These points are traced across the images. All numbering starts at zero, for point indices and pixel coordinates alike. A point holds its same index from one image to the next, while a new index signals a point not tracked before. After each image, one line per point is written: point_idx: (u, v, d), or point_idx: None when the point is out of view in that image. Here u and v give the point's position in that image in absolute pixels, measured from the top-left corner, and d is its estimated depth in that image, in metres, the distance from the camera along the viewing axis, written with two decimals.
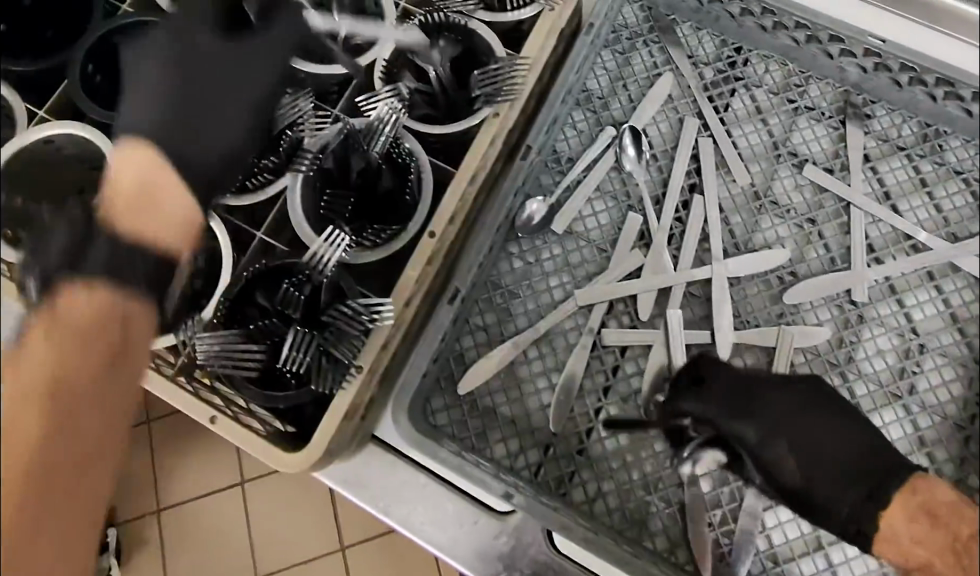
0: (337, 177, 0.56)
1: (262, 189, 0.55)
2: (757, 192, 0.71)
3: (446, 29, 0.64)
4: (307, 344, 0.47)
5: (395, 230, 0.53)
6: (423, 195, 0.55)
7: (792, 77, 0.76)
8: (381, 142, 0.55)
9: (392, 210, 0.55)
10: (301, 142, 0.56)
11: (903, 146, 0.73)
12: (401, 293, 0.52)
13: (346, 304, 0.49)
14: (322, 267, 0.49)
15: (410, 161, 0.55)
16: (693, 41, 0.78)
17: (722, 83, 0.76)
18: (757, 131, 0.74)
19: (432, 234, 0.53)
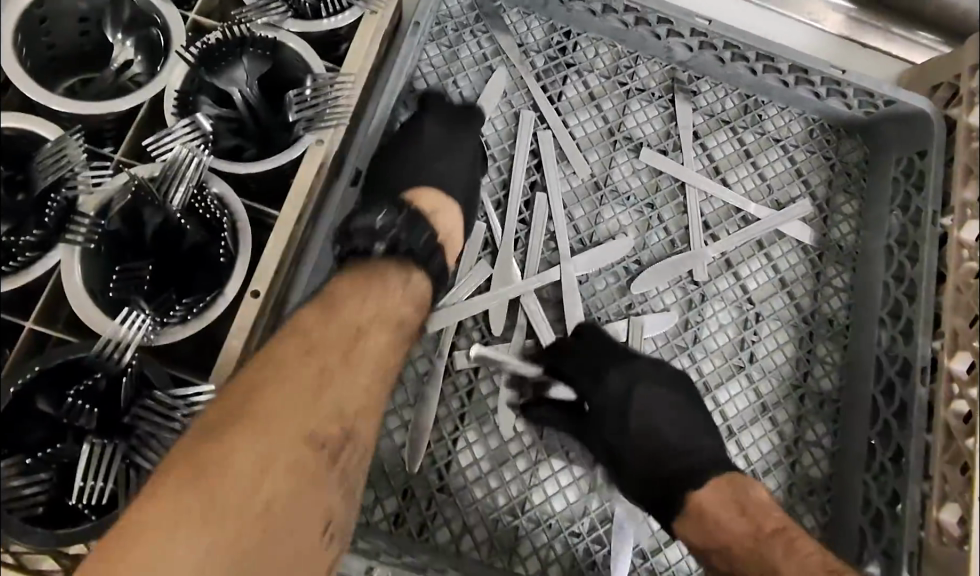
0: (128, 238, 0.51)
1: (25, 269, 0.48)
2: (597, 181, 0.70)
3: (248, 43, 0.56)
4: (107, 463, 0.46)
5: (206, 301, 0.49)
6: (240, 250, 0.51)
7: (621, 58, 0.76)
8: (180, 195, 0.50)
9: (203, 267, 0.51)
10: (73, 205, 0.49)
11: (728, 120, 0.75)
12: (227, 361, 0.49)
13: (147, 399, 0.47)
14: (120, 361, 0.46)
15: (220, 215, 0.51)
16: (522, 27, 0.76)
17: (555, 70, 0.75)
18: (592, 118, 0.73)
19: (256, 294, 0.51)
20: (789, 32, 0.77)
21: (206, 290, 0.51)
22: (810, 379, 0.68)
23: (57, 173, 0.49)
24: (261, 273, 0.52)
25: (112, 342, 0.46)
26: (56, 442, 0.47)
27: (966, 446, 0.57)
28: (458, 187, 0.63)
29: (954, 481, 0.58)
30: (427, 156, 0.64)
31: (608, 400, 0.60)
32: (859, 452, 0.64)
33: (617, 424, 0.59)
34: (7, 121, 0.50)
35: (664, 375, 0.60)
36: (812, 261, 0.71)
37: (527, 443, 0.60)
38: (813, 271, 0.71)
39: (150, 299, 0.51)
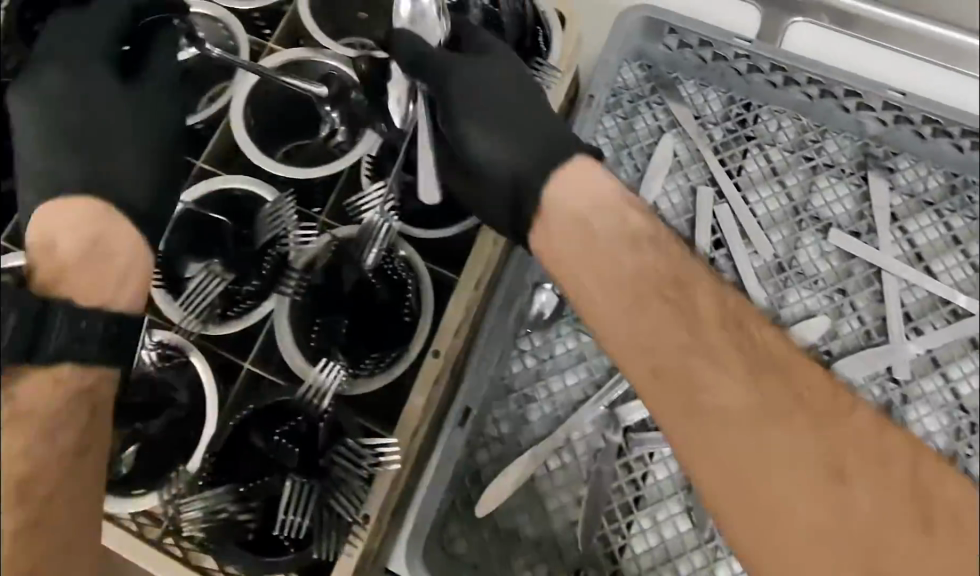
0: (327, 292, 0.52)
1: (242, 317, 0.52)
2: (781, 263, 0.67)
3: None
4: (303, 504, 0.45)
5: (392, 359, 0.50)
6: (424, 311, 0.51)
7: (806, 132, 0.72)
8: (373, 255, 0.51)
9: (387, 323, 0.51)
10: (286, 258, 0.53)
11: (931, 201, 0.68)
12: (411, 420, 0.48)
13: (344, 442, 0.47)
14: (321, 407, 0.47)
15: (407, 276, 0.52)
16: (699, 99, 0.74)
17: (733, 143, 0.72)
18: (774, 196, 0.69)
19: (437, 354, 0.50)
20: (963, 93, 0.72)
21: (390, 347, 0.51)
22: None
23: (274, 229, 0.53)
24: (442, 332, 0.51)
25: (311, 388, 0.47)
26: (266, 474, 0.46)
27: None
28: (185, 220, 0.54)
29: None
30: (93, 118, 0.53)
31: (495, 155, 0.53)
32: None
33: (464, 119, 0.53)
34: (238, 183, 0.55)
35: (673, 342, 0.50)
36: None
37: (707, 538, 0.56)
38: None
39: (344, 351, 0.50)
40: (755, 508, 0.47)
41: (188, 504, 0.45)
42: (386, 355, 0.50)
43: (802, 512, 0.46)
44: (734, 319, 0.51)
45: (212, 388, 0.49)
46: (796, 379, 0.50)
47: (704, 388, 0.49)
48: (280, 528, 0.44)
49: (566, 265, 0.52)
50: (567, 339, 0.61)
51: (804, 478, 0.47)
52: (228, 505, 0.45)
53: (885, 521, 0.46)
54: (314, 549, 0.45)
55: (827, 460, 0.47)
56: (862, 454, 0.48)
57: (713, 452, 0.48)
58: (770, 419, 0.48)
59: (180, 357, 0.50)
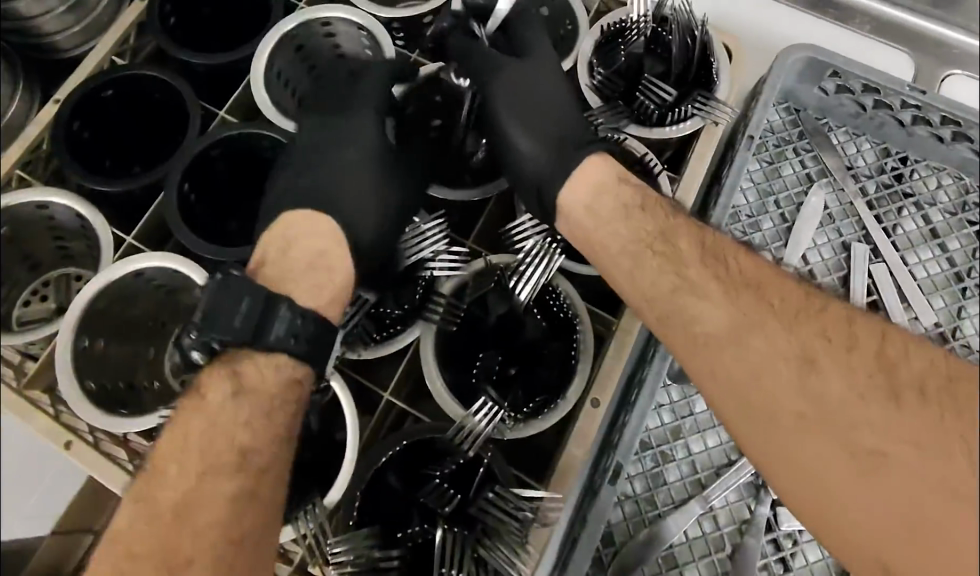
0: (474, 322, 0.50)
1: (387, 343, 0.49)
2: (944, 332, 0.61)
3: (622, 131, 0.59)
4: (460, 555, 0.42)
5: (543, 399, 0.47)
6: (590, 349, 0.48)
7: (969, 193, 0.67)
8: (528, 290, 0.48)
9: (541, 359, 0.49)
10: (436, 283, 0.50)
11: None
12: (567, 476, 0.44)
13: (493, 488, 0.43)
14: (469, 450, 0.43)
15: (570, 312, 0.49)
16: (852, 149, 0.70)
17: (888, 198, 0.67)
18: (936, 260, 0.64)
19: (597, 403, 0.46)
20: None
21: (554, 388, 0.48)
22: None
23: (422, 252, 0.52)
24: (604, 380, 0.47)
25: (463, 428, 0.43)
26: (422, 519, 0.44)
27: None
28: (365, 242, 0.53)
29: None
30: (335, 122, 0.56)
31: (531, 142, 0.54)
32: None
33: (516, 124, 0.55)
34: None
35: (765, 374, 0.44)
36: None
37: None
38: None
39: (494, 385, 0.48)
40: (766, 438, 0.43)
41: (335, 546, 0.41)
42: (552, 398, 0.47)
43: (811, 446, 0.41)
44: (709, 254, 0.48)
45: (355, 418, 0.45)
46: (768, 296, 0.46)
47: (690, 320, 0.46)
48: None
49: (593, 242, 0.52)
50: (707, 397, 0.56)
51: (805, 406, 0.42)
52: (373, 549, 0.42)
53: (913, 444, 0.39)
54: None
55: (800, 348, 0.43)
56: (837, 341, 0.43)
57: (720, 389, 0.45)
58: (770, 358, 0.43)
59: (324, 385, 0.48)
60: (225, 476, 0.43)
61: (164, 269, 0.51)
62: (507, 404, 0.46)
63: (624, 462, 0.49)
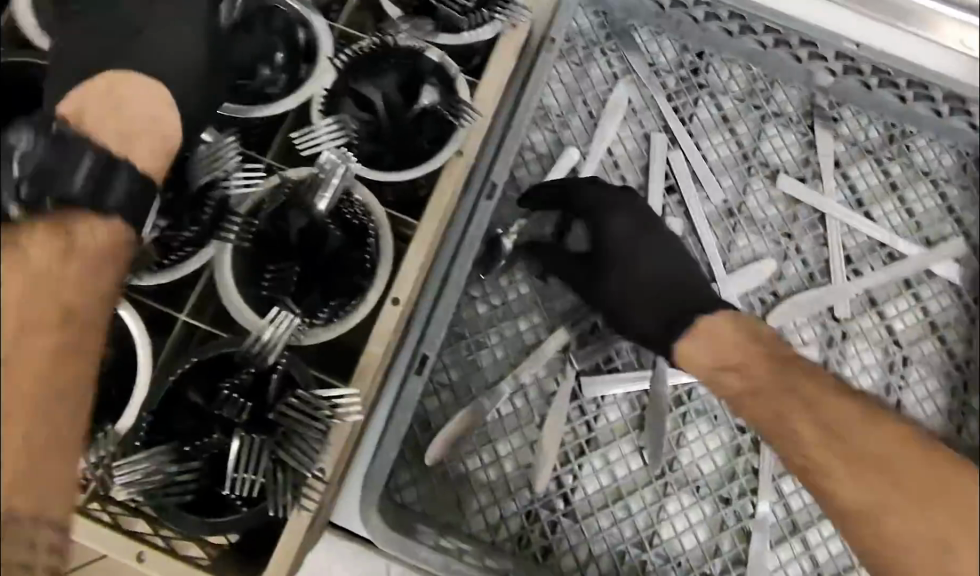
0: (274, 236, 0.50)
1: (173, 268, 0.48)
2: (731, 208, 0.67)
3: (414, 59, 0.55)
4: (258, 456, 0.43)
5: (342, 303, 0.49)
6: (383, 256, 0.50)
7: (757, 82, 0.72)
8: (326, 198, 0.48)
9: (340, 269, 0.50)
10: (228, 200, 0.49)
11: (871, 150, 0.71)
12: (366, 370, 0.47)
13: (295, 393, 0.44)
14: (268, 356, 0.44)
15: (366, 219, 0.50)
16: (654, 47, 0.73)
17: (686, 92, 0.72)
18: (726, 143, 0.70)
19: (397, 301, 0.49)
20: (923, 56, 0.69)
21: (349, 292, 0.49)
22: (964, 433, 0.61)
23: (213, 167, 0.49)
24: (401, 280, 0.49)
25: (260, 339, 0.44)
26: (212, 430, 0.44)
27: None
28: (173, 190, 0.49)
29: None
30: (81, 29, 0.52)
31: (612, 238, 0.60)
32: None
33: (623, 275, 0.59)
34: (177, 123, 0.51)
35: (794, 425, 0.50)
36: (966, 305, 0.65)
37: (657, 476, 0.56)
38: (967, 316, 0.65)
39: (292, 298, 0.49)
40: (821, 486, 0.49)
41: (127, 462, 0.42)
42: (349, 301, 0.49)
43: (880, 514, 0.46)
44: (749, 357, 0.53)
45: (145, 339, 0.45)
46: (804, 387, 0.51)
47: (720, 365, 0.54)
48: (232, 481, 0.42)
49: (721, 376, 0.54)
50: (520, 285, 0.61)
51: (865, 464, 0.47)
52: (167, 463, 0.42)
53: (962, 508, 0.45)
54: (266, 506, 0.42)
55: (834, 420, 0.49)
56: (868, 434, 0.48)
57: (763, 411, 0.52)
58: (852, 429, 0.48)
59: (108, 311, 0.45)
60: (47, 332, 0.35)
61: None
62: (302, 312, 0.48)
63: (431, 353, 0.53)
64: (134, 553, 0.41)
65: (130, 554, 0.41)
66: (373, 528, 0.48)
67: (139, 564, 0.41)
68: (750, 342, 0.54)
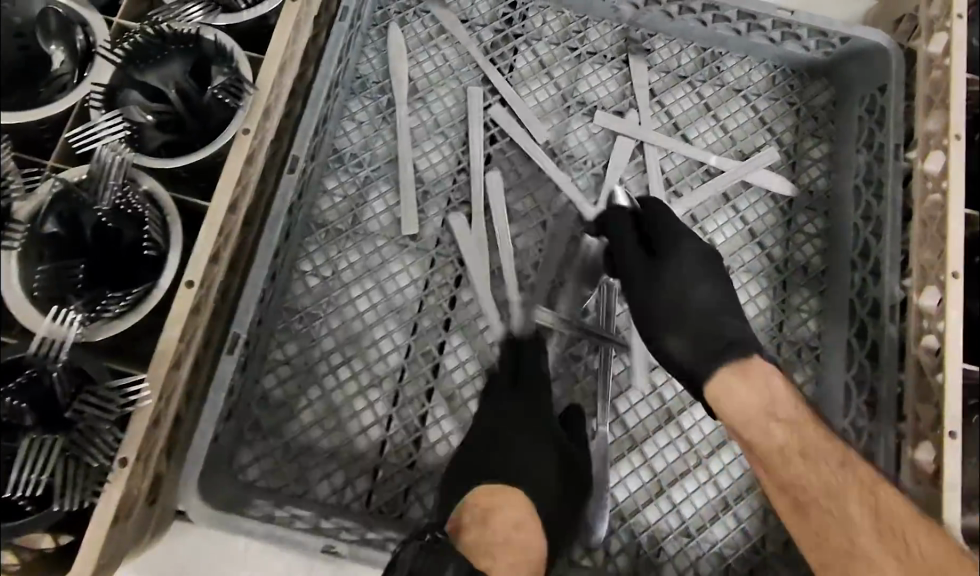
0: (67, 240, 0.49)
1: None
2: (551, 148, 0.69)
3: (194, 43, 0.56)
4: (46, 462, 0.43)
5: (137, 294, 0.48)
6: (170, 244, 0.50)
7: (570, 24, 0.74)
8: (107, 196, 0.49)
9: (131, 264, 0.50)
10: (8, 208, 0.47)
11: (685, 75, 0.73)
12: (165, 355, 0.48)
13: (91, 391, 0.45)
14: (58, 357, 0.44)
15: (144, 209, 0.50)
16: (467, 4, 0.74)
17: (502, 44, 0.74)
18: (544, 87, 0.72)
19: (189, 284, 0.50)
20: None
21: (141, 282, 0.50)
22: (787, 328, 0.65)
23: None
24: (197, 258, 0.51)
25: (49, 341, 0.44)
26: None
27: (935, 381, 0.55)
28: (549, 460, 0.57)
29: (926, 417, 0.56)
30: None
31: (711, 295, 0.58)
32: (838, 396, 0.62)
33: (678, 320, 0.57)
34: None
35: (754, 428, 0.52)
36: (782, 210, 0.69)
37: None
38: (784, 220, 0.68)
39: (82, 298, 0.48)
40: (803, 492, 0.50)
41: None
42: (145, 292, 0.49)
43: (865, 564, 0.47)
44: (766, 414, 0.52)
45: None
46: (783, 418, 0.52)
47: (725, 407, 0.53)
48: (16, 487, 0.42)
49: (730, 412, 0.53)
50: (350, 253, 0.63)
51: (856, 519, 0.48)
52: None
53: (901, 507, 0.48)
54: (54, 505, 0.43)
55: (803, 441, 0.51)
56: (830, 455, 0.50)
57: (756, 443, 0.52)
58: (798, 439, 0.51)
59: None
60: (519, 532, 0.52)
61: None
62: (84, 308, 0.48)
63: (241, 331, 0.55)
64: None
65: None
66: (194, 511, 0.52)
67: None
68: (773, 409, 0.52)
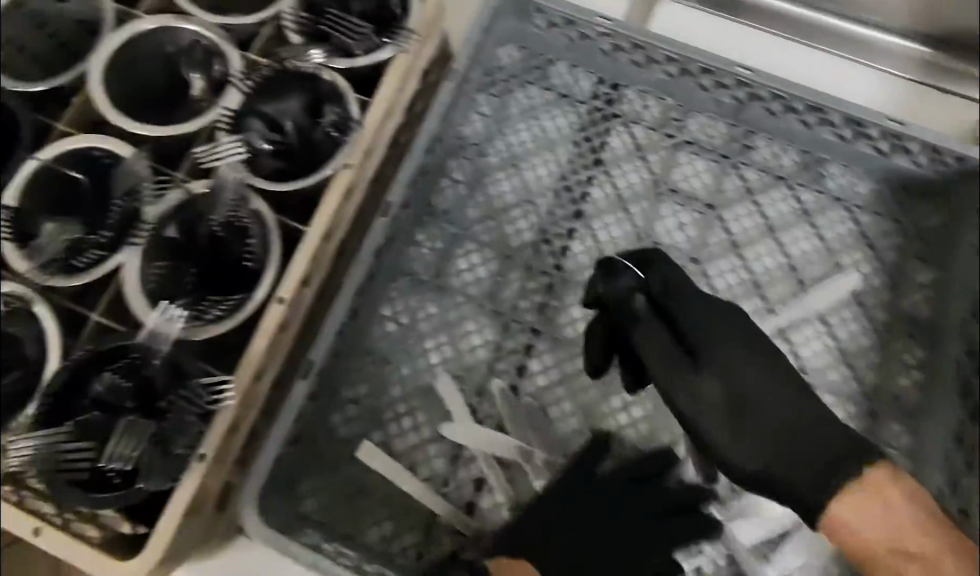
0: (182, 245, 0.53)
1: (95, 267, 0.51)
2: (638, 232, 0.69)
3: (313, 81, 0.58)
4: (136, 439, 0.45)
5: (236, 300, 0.50)
6: (269, 259, 0.52)
7: (670, 111, 0.74)
8: (221, 211, 0.53)
9: (236, 276, 0.52)
10: (138, 211, 0.52)
11: (784, 176, 0.71)
12: (249, 366, 0.49)
13: (186, 386, 0.47)
14: (154, 347, 0.47)
15: (250, 225, 0.53)
16: (570, 80, 0.75)
17: (600, 122, 0.74)
18: (637, 170, 0.72)
19: (281, 300, 0.51)
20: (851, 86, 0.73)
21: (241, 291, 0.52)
22: None
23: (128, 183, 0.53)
24: (289, 278, 0.52)
25: (152, 334, 0.47)
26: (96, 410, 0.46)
27: None
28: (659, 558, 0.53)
29: None
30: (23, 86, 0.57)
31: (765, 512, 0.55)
32: None
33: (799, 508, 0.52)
34: (94, 141, 0.54)
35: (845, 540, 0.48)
36: (877, 330, 0.66)
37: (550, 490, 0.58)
38: (879, 342, 0.65)
39: (188, 297, 0.52)
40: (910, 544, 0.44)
41: (26, 440, 0.44)
42: (241, 299, 0.51)
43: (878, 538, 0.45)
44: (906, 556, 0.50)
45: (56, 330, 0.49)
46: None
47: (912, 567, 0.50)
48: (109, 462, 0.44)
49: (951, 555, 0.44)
50: (428, 305, 0.63)
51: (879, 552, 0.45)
52: (65, 442, 0.44)
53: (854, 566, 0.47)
54: (142, 480, 0.44)
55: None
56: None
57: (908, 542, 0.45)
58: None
59: (24, 305, 0.50)
60: None
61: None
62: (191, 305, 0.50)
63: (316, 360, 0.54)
64: (32, 529, 0.43)
65: (29, 532, 0.43)
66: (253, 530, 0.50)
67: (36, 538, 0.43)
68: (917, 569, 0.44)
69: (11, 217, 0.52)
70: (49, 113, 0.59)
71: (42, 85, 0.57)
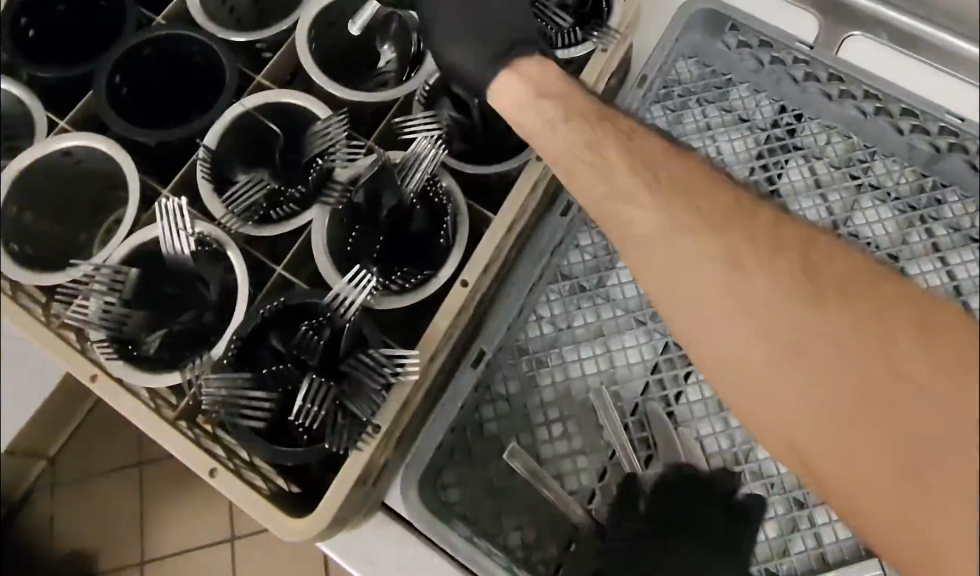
0: (366, 213, 0.51)
1: (288, 221, 0.51)
2: None
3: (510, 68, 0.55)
4: (322, 398, 0.44)
5: (424, 276, 0.49)
6: (458, 238, 0.50)
7: (857, 150, 0.69)
8: (419, 179, 0.50)
9: (422, 251, 0.51)
10: (333, 172, 0.51)
11: (977, 238, 0.66)
12: (428, 344, 0.47)
13: (369, 352, 0.45)
14: (345, 315, 0.45)
15: (447, 202, 0.51)
16: (751, 104, 0.72)
17: (778, 152, 0.70)
18: (815, 208, 0.68)
19: (465, 283, 0.49)
20: None
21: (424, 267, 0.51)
22: None
23: (324, 143, 0.51)
24: (473, 263, 0.49)
25: (341, 296, 0.46)
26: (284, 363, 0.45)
27: None
28: None
29: None
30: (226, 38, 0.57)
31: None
32: None
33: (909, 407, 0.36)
34: (295, 98, 0.53)
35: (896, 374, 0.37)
36: None
37: None
38: None
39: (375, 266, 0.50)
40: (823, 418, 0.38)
41: (212, 381, 0.44)
42: (427, 276, 0.49)
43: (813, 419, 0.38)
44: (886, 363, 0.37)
45: (245, 280, 0.48)
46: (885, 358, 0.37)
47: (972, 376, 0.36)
48: (298, 417, 0.44)
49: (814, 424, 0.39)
50: (587, 312, 0.60)
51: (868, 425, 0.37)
52: (252, 390, 0.44)
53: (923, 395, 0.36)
54: (327, 442, 0.43)
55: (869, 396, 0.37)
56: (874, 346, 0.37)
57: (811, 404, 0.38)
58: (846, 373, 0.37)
59: (217, 247, 0.50)
60: None
61: (94, 151, 0.52)
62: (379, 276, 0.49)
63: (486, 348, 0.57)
64: (209, 468, 0.45)
65: (207, 470, 0.45)
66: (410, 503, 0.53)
67: (212, 478, 0.45)
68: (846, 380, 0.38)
69: (210, 159, 0.51)
70: (247, 65, 0.59)
71: (245, 36, 0.57)
